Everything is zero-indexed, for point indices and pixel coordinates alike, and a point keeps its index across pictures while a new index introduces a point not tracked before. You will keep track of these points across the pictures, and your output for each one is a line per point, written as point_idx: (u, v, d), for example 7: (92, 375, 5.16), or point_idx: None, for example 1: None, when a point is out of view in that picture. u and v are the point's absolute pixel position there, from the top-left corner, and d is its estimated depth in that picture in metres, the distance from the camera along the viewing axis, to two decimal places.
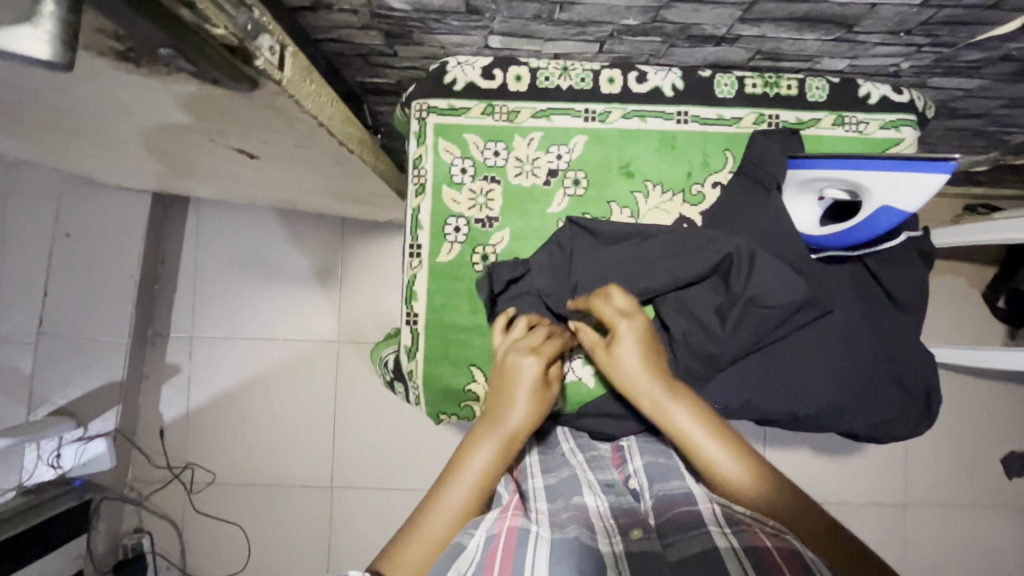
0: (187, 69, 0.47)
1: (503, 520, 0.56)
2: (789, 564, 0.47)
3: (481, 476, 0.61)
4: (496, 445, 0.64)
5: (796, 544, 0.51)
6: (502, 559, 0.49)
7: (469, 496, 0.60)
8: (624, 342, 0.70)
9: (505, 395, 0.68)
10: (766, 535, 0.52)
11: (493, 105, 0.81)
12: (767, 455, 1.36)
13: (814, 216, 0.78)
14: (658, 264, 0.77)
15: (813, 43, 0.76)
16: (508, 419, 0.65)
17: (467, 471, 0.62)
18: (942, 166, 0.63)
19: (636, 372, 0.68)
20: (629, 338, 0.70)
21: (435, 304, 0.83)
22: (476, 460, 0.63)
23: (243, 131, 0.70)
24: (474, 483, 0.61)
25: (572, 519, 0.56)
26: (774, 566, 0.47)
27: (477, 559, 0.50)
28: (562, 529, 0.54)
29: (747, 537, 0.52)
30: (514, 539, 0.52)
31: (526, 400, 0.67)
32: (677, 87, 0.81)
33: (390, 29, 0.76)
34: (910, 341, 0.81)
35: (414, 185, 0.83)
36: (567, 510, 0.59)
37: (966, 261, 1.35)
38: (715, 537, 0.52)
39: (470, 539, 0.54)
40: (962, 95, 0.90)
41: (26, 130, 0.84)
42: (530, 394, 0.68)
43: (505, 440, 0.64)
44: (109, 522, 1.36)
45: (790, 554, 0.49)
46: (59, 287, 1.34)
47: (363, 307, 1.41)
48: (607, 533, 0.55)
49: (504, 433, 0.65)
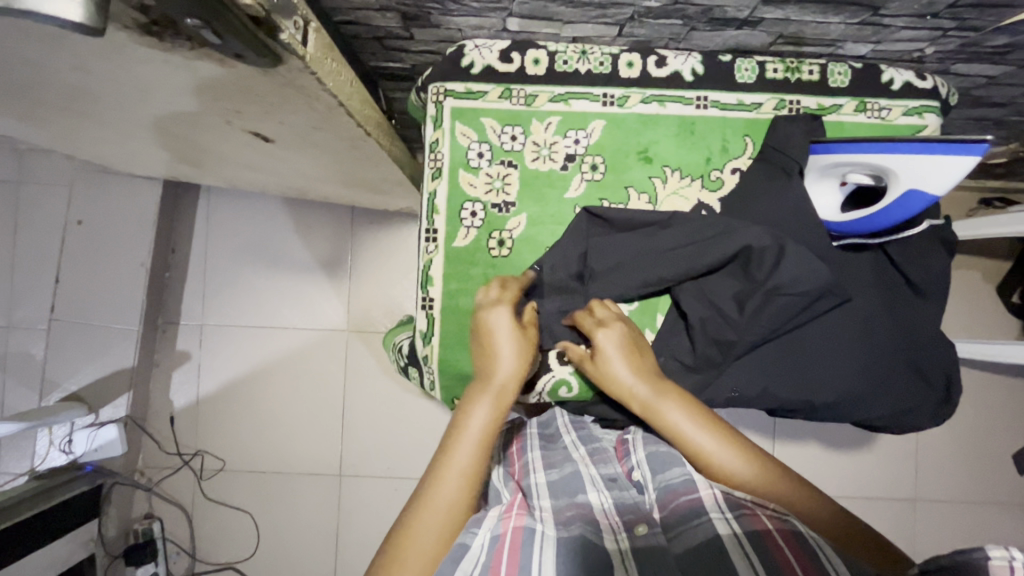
0: (212, 42, 0.47)
1: (508, 519, 0.55)
2: (791, 545, 0.48)
3: (483, 433, 0.62)
4: (492, 401, 0.65)
5: (796, 524, 0.52)
6: (509, 560, 0.48)
7: (474, 454, 0.60)
8: (608, 350, 0.73)
9: (494, 358, 0.69)
10: (767, 517, 0.53)
11: (510, 88, 0.81)
12: (776, 449, 1.36)
13: (836, 203, 0.77)
14: (676, 251, 0.76)
15: (837, 27, 0.75)
16: (501, 377, 0.67)
17: (468, 432, 0.62)
18: (973, 148, 0.62)
19: (624, 377, 0.71)
20: (612, 347, 0.73)
21: (451, 289, 0.82)
22: (475, 419, 0.63)
23: (260, 112, 0.70)
24: (479, 441, 0.61)
25: (577, 516, 0.57)
26: (775, 548, 0.48)
27: (482, 560, 0.49)
28: (566, 527, 0.55)
29: (749, 521, 0.53)
30: (519, 541, 0.51)
31: (513, 359, 0.69)
32: (697, 71, 0.80)
33: (407, 11, 0.76)
34: (930, 330, 0.80)
35: (430, 169, 0.82)
36: (571, 506, 0.60)
37: (982, 254, 1.34)
38: (717, 525, 0.53)
39: (474, 540, 0.53)
40: (985, 82, 0.89)
41: (40, 112, 0.84)
42: (515, 350, 0.70)
43: (499, 395, 0.66)
44: (120, 508, 1.37)
45: (791, 535, 0.50)
46: (71, 274, 1.34)
47: (373, 296, 1.41)
48: (612, 530, 0.55)
49: (496, 388, 0.67)
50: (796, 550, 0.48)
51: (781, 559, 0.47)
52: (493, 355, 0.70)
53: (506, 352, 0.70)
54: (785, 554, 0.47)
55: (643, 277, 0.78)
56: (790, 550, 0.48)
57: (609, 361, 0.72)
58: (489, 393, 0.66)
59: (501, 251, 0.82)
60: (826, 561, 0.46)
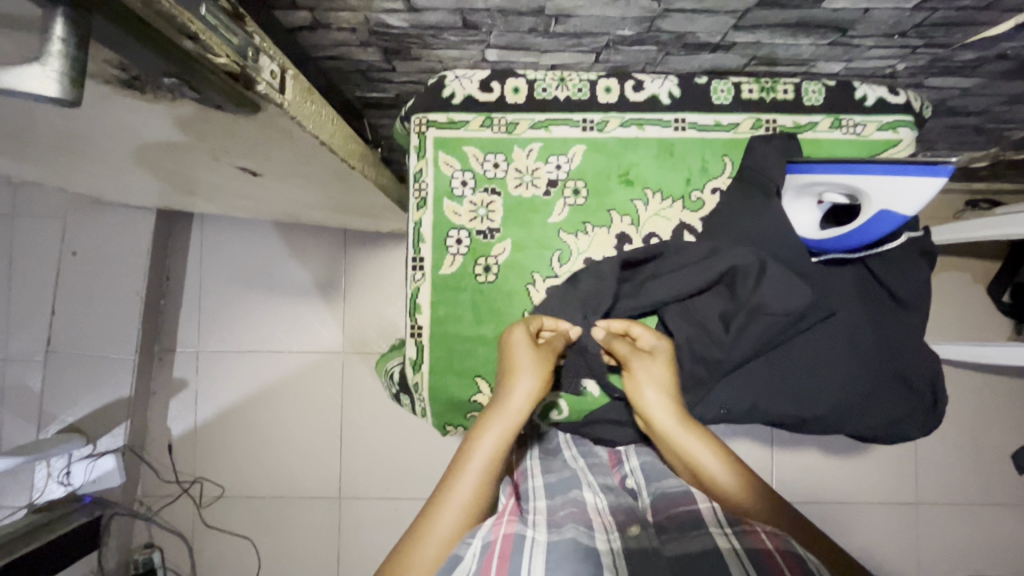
0: (191, 96, 0.48)
1: (498, 526, 0.57)
2: (791, 566, 0.50)
3: (494, 451, 0.63)
4: (506, 423, 0.64)
5: (793, 545, 0.54)
6: (499, 563, 0.51)
7: (483, 474, 0.61)
8: (659, 358, 0.74)
9: (516, 375, 0.68)
10: (766, 535, 0.55)
11: (491, 117, 0.82)
12: (773, 457, 1.36)
13: (814, 220, 0.78)
14: (669, 277, 0.77)
15: (808, 48, 0.76)
16: (520, 399, 0.66)
17: (481, 450, 0.63)
18: (941, 169, 0.64)
19: (662, 396, 0.71)
20: (666, 360, 0.74)
21: (439, 315, 0.83)
22: (487, 438, 0.63)
23: (245, 150, 0.71)
24: (489, 460, 0.62)
25: (569, 516, 0.59)
26: (777, 570, 0.50)
27: (473, 569, 0.52)
28: (558, 531, 0.57)
29: (749, 538, 0.55)
30: (508, 547, 0.53)
31: (536, 385, 0.67)
32: (673, 94, 0.81)
33: (388, 46, 0.77)
34: (915, 341, 0.81)
35: (415, 199, 0.84)
36: (565, 507, 0.62)
37: (969, 257, 1.35)
38: (716, 538, 0.55)
39: (467, 549, 0.55)
40: (959, 94, 0.91)
41: (32, 153, 0.85)
42: (538, 377, 0.67)
43: (515, 420, 0.65)
44: (120, 538, 1.37)
45: (792, 556, 0.52)
46: (66, 305, 1.35)
47: (367, 318, 1.41)
48: (604, 530, 0.58)
49: (516, 415, 0.65)
50: (795, 569, 0.50)
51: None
52: (511, 378, 0.68)
53: (529, 379, 0.67)
54: (784, 572, 0.50)
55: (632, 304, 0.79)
56: (790, 571, 0.50)
57: (659, 372, 0.73)
58: (506, 421, 0.65)
59: (487, 277, 0.83)
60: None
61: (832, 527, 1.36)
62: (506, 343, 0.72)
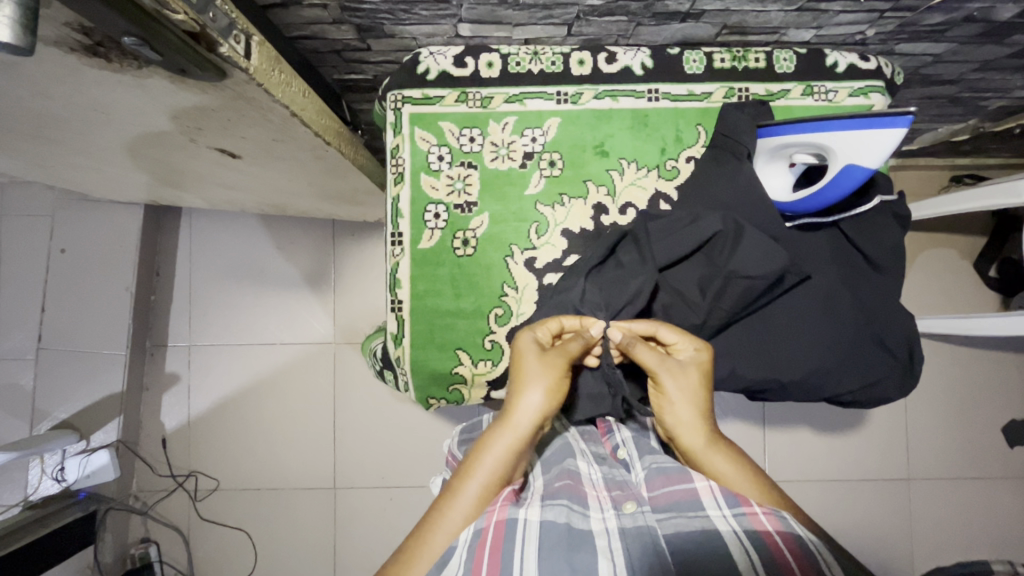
0: (154, 60, 0.50)
1: (492, 511, 0.57)
2: (793, 551, 0.51)
3: (499, 466, 0.60)
4: (513, 439, 0.62)
5: (793, 525, 0.55)
6: (490, 557, 0.52)
7: (484, 489, 0.60)
8: (692, 369, 0.67)
9: (525, 389, 0.63)
10: (765, 516, 0.56)
11: (465, 92, 0.83)
12: (764, 435, 1.36)
13: (787, 184, 0.79)
14: (659, 244, 0.76)
15: (777, 15, 0.77)
16: (527, 416, 0.62)
17: (486, 463, 0.61)
18: (899, 120, 0.66)
19: (688, 410, 0.66)
20: (699, 371, 0.67)
21: (418, 291, 0.84)
22: (492, 452, 0.61)
23: (222, 127, 0.72)
24: (492, 476, 0.60)
25: (563, 487, 0.61)
26: (780, 555, 0.50)
27: (465, 557, 0.53)
28: (551, 506, 0.58)
29: (748, 520, 0.55)
30: (501, 536, 0.54)
31: (543, 399, 0.63)
32: (646, 65, 0.82)
33: (361, 23, 0.78)
34: (891, 304, 0.82)
35: (392, 174, 0.84)
36: (560, 476, 0.64)
37: (955, 231, 1.35)
38: (716, 521, 0.55)
39: (461, 539, 0.56)
40: (931, 61, 0.91)
41: (14, 146, 0.85)
42: (547, 389, 0.63)
43: (524, 438, 0.62)
44: (115, 533, 1.36)
45: (791, 538, 0.53)
46: (56, 301, 1.35)
47: (358, 308, 1.42)
48: (600, 507, 0.59)
49: (520, 431, 0.62)
50: (798, 555, 0.51)
51: (783, 564, 0.49)
52: (519, 392, 0.63)
53: (537, 391, 0.63)
54: (787, 557, 0.50)
55: (632, 289, 0.74)
56: (792, 556, 0.50)
57: (690, 386, 0.66)
58: (511, 436, 0.62)
59: (466, 251, 0.84)
60: (824, 567, 0.50)
61: (823, 503, 1.37)
62: (521, 353, 0.67)
